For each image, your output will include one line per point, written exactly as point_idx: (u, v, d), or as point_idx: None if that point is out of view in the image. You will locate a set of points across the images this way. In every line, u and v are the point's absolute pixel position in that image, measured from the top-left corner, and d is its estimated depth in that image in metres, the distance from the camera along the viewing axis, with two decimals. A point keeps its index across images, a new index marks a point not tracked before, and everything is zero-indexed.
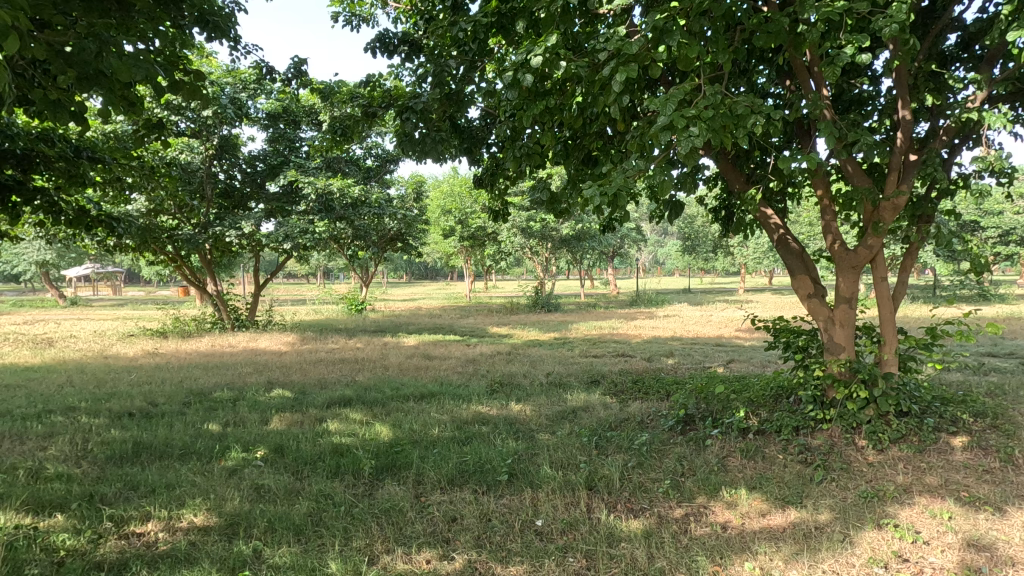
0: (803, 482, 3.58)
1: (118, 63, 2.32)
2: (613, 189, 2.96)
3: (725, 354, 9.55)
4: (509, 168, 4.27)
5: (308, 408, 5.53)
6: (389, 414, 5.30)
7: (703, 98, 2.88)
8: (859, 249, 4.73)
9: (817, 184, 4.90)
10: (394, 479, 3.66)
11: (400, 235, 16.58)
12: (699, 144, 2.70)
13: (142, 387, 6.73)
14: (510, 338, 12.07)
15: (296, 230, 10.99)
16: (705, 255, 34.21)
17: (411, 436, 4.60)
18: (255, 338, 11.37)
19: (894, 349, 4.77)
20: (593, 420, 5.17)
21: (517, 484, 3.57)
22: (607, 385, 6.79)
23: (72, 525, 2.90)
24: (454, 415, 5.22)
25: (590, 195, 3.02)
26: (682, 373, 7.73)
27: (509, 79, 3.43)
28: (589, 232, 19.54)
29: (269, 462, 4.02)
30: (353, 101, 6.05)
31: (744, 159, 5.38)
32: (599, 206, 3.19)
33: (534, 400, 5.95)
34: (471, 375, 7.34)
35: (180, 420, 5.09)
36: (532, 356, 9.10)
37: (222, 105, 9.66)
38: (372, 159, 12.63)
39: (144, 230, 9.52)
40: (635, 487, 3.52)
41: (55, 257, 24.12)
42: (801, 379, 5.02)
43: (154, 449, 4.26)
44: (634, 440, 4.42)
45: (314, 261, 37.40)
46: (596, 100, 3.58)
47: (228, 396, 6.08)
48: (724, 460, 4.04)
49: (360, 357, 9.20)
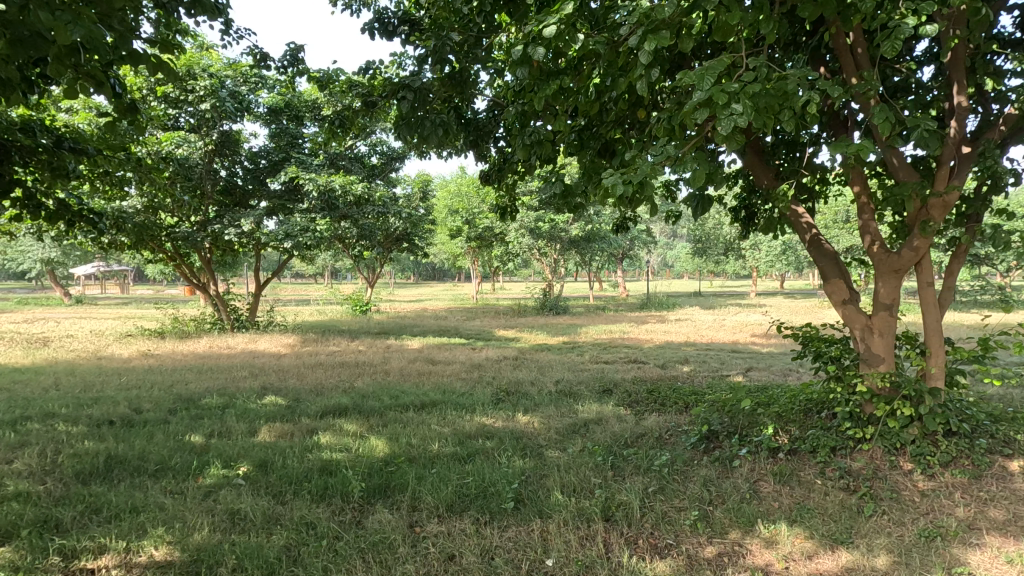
0: (850, 515, 3.16)
1: (48, 19, 1.91)
2: (638, 178, 2.55)
3: (743, 362, 9.08)
4: (518, 158, 3.86)
5: (301, 418, 5.16)
6: (386, 426, 4.91)
7: (745, 72, 2.47)
8: (902, 251, 4.28)
9: (855, 179, 4.46)
10: (386, 506, 3.27)
11: (406, 234, 16.23)
12: (743, 125, 2.29)
13: (130, 391, 6.39)
14: (517, 342, 11.65)
15: (297, 228, 10.62)
16: (716, 258, 33.62)
17: (409, 451, 4.20)
18: (255, 339, 11.04)
19: (941, 361, 4.32)
20: (606, 434, 4.75)
21: (525, 513, 3.17)
22: (620, 395, 6.37)
23: (14, 561, 2.55)
24: (457, 428, 4.83)
25: (612, 184, 2.61)
26: (699, 382, 7.29)
27: (519, 55, 3.03)
28: (599, 232, 19.08)
29: (251, 481, 3.65)
30: (352, 90, 5.69)
31: (772, 154, 4.95)
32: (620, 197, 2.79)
33: (543, 411, 5.54)
34: (476, 382, 6.95)
35: (162, 430, 4.74)
36: (540, 362, 8.69)
37: (221, 99, 9.38)
38: (377, 156, 12.30)
39: (139, 227, 9.22)
40: (658, 519, 3.12)
41: (60, 255, 23.96)
42: (835, 393, 4.60)
43: (128, 463, 3.91)
44: (654, 460, 4.00)
45: (320, 261, 37.16)
46: (616, 81, 3.18)
47: (218, 403, 5.72)
48: (755, 485, 3.62)
49: (360, 361, 8.83)
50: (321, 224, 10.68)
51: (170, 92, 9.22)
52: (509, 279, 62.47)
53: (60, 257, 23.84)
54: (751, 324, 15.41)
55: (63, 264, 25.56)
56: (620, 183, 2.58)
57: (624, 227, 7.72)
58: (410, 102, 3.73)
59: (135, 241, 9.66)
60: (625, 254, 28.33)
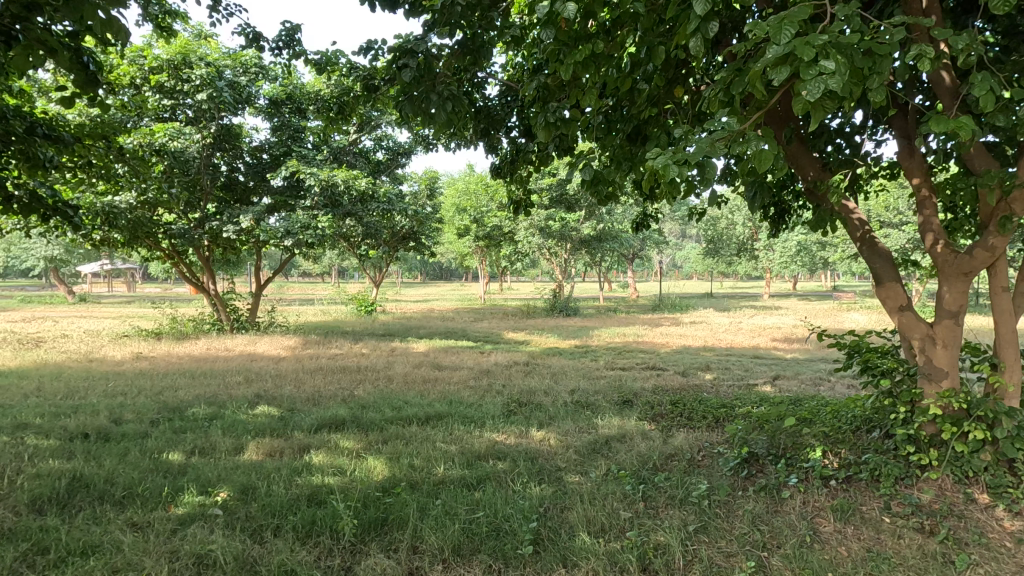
0: (934, 569, 2.64)
1: None
2: (693, 157, 2.05)
3: (769, 370, 8.53)
4: (538, 139, 3.32)
5: (293, 433, 4.69)
6: (388, 443, 4.43)
7: (835, 22, 1.95)
8: (973, 251, 3.70)
9: (915, 169, 3.93)
10: (384, 548, 2.80)
11: (412, 233, 15.78)
12: (834, 88, 1.77)
13: (114, 399, 5.94)
14: (527, 346, 11.15)
15: (298, 225, 10.18)
16: (728, 258, 32.93)
17: (410, 475, 3.72)
18: (255, 341, 10.58)
19: (1017, 377, 3.74)
20: (633, 455, 4.25)
21: (546, 560, 2.69)
22: (642, 407, 5.86)
23: None
24: (465, 446, 4.33)
25: (658, 165, 2.10)
26: (726, 392, 6.76)
27: (546, 10, 2.52)
28: (611, 232, 18.52)
29: (229, 512, 3.19)
30: (352, 73, 5.23)
31: (817, 141, 4.39)
32: (665, 182, 2.29)
33: (560, 426, 5.03)
34: (486, 391, 6.47)
35: (139, 446, 4.29)
36: (552, 368, 8.19)
37: (218, 89, 8.90)
38: (383, 152, 11.88)
39: (132, 223, 8.83)
40: (708, 570, 2.63)
41: (63, 253, 23.76)
42: (891, 409, 4.07)
43: (93, 488, 3.46)
44: (690, 489, 3.50)
45: (327, 258, 36.83)
46: (658, 45, 2.69)
47: (205, 413, 5.27)
48: (812, 524, 3.12)
49: (363, 365, 8.38)
50: (323, 221, 10.21)
51: (164, 82, 8.83)
52: (518, 279, 61.93)
53: (63, 255, 23.64)
54: (770, 328, 14.81)
55: (66, 262, 25.37)
56: (669, 164, 2.08)
57: (645, 225, 7.23)
58: (413, 70, 3.18)
59: (129, 236, 9.28)
60: (636, 254, 27.73)
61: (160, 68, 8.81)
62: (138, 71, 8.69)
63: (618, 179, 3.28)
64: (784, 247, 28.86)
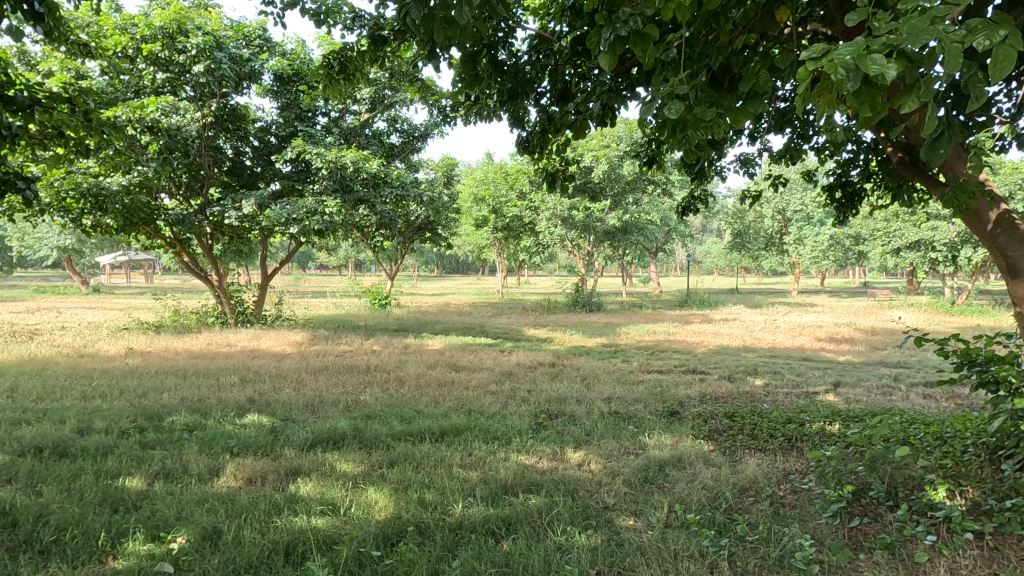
0: None
1: None
2: (912, 39, 1.16)
3: (827, 375, 7.58)
4: (599, 65, 2.38)
5: (283, 451, 3.94)
6: (395, 467, 3.65)
7: None
8: None
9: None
10: None
11: (428, 222, 15.08)
12: None
13: (90, 403, 5.25)
14: (549, 344, 10.31)
15: (304, 210, 9.37)
16: (756, 252, 31.68)
17: (420, 516, 2.93)
18: (260, 336, 9.89)
19: None
20: (698, 488, 3.40)
21: None
22: (693, 422, 4.99)
23: None
24: (488, 473, 3.52)
25: (840, 58, 1.22)
26: (786, 404, 5.84)
27: None
28: (637, 223, 17.55)
29: (182, 571, 2.41)
30: (356, 27, 4.46)
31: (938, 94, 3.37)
32: (830, 98, 1.39)
33: (602, 447, 4.18)
34: (509, 398, 5.66)
35: (95, 467, 3.55)
36: (582, 371, 7.33)
37: (218, 61, 8.13)
38: (397, 135, 11.15)
39: (125, 207, 8.19)
40: None
41: (75, 243, 23.45)
42: (1018, 433, 3.00)
43: (16, 529, 2.72)
44: (786, 545, 2.66)
45: (342, 250, 36.17)
46: None
47: (186, 423, 4.54)
48: None
49: (373, 364, 7.62)
50: (330, 206, 9.43)
51: (158, 54, 8.06)
52: (535, 273, 60.91)
53: (76, 245, 23.41)
54: (810, 327, 13.74)
55: (79, 253, 25.15)
56: (868, 55, 1.19)
57: (691, 210, 6.39)
58: None
59: (123, 222, 8.64)
60: (660, 248, 26.60)
61: (154, 37, 8.05)
62: (130, 40, 7.95)
63: (713, 117, 2.04)
64: (816, 241, 27.42)
